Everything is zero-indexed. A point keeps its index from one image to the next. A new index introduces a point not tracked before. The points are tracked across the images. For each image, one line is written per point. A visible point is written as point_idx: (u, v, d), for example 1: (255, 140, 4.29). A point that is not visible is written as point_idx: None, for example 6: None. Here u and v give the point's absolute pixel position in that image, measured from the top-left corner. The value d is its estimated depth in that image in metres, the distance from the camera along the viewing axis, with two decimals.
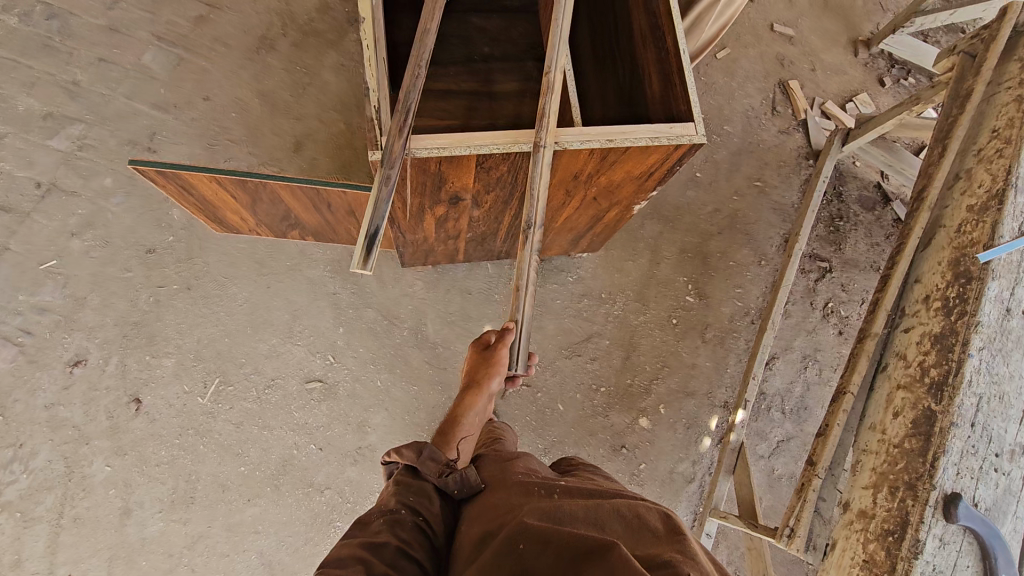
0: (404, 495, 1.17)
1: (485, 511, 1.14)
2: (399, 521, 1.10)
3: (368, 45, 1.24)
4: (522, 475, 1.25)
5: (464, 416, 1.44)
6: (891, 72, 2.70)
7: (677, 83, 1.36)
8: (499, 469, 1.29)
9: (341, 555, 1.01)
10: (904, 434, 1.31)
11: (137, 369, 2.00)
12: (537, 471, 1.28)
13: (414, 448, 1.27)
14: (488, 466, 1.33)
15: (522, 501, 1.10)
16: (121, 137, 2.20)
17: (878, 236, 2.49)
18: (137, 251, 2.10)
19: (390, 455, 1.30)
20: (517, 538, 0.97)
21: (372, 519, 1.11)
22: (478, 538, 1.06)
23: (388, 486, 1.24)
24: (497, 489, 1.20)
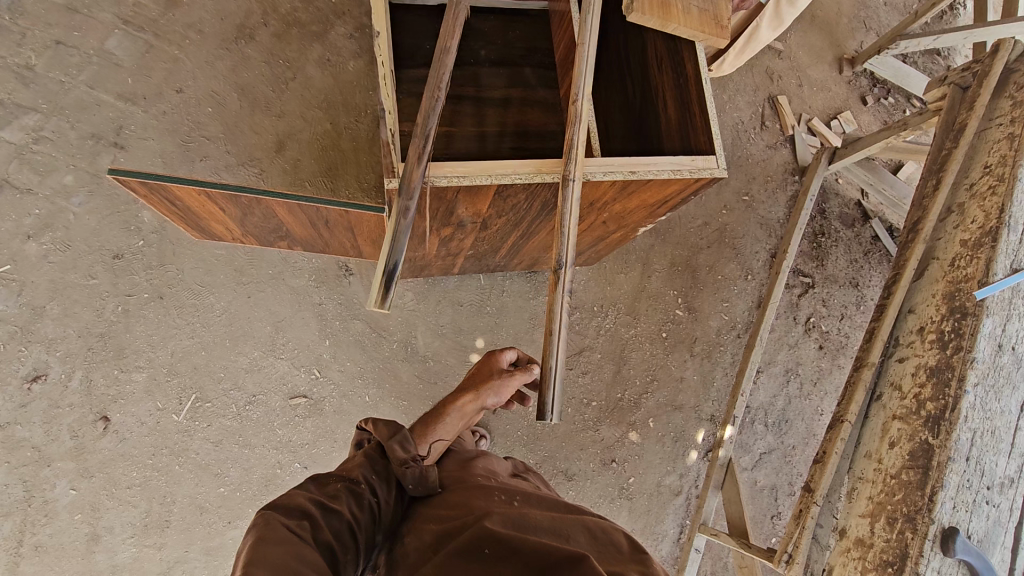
0: (368, 471, 1.09)
1: (441, 506, 1.04)
2: (352, 497, 1.03)
3: (384, 62, 1.30)
4: (481, 477, 1.16)
5: (452, 411, 1.32)
6: (873, 91, 2.76)
7: (696, 111, 1.43)
8: (459, 468, 1.21)
9: (289, 502, 0.97)
10: (900, 466, 1.35)
11: (104, 385, 1.91)
12: (497, 474, 1.21)
13: (390, 426, 1.17)
14: (447, 463, 1.25)
15: (483, 502, 1.02)
16: (83, 131, 2.02)
17: (857, 253, 2.55)
18: (102, 256, 1.95)
19: (366, 423, 1.23)
20: (481, 542, 0.89)
21: (330, 482, 1.05)
22: (431, 533, 0.97)
23: (355, 455, 1.17)
24: (455, 487, 1.11)
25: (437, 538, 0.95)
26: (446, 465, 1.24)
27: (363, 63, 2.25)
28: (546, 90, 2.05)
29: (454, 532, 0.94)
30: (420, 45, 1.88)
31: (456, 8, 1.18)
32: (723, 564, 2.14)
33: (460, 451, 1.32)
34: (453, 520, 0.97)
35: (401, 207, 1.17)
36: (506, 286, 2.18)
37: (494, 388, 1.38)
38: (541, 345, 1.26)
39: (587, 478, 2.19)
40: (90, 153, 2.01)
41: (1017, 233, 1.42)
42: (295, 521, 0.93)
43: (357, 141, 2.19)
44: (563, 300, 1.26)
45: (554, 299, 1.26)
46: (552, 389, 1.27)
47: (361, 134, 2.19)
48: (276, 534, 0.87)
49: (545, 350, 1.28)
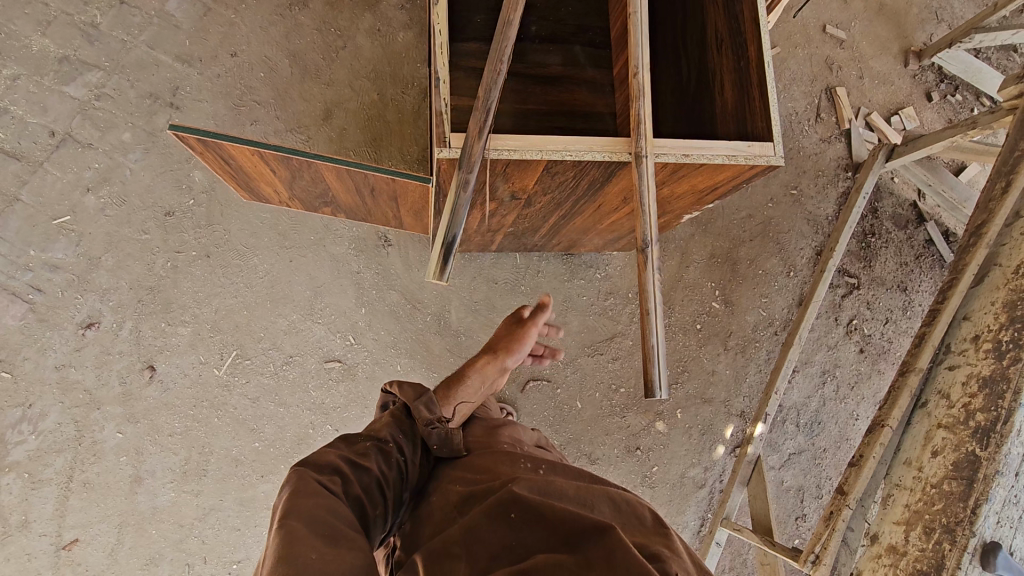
0: (396, 432, 1.11)
1: (468, 470, 1.05)
2: (380, 456, 1.04)
3: (440, 31, 1.29)
4: (508, 445, 1.14)
5: (473, 373, 1.37)
6: (939, 87, 2.62)
7: (756, 97, 1.38)
8: (485, 434, 1.21)
9: (320, 459, 0.98)
10: (942, 476, 1.31)
11: (151, 335, 1.99)
12: (523, 442, 1.20)
13: (416, 390, 1.20)
14: (473, 427, 1.26)
15: (509, 469, 1.02)
16: (142, 89, 2.08)
17: (907, 256, 2.45)
18: (155, 213, 2.02)
19: (389, 387, 1.26)
20: (507, 505, 0.88)
21: (358, 440, 1.06)
22: (457, 496, 0.98)
23: (380, 416, 1.19)
24: (481, 453, 1.10)
25: (464, 500, 0.96)
26: (474, 430, 1.24)
27: (412, 35, 2.24)
28: (596, 69, 2.01)
29: (481, 495, 0.94)
30: (470, 18, 1.85)
31: None
32: (743, 560, 2.13)
33: (487, 418, 1.31)
34: (480, 485, 0.98)
35: (462, 180, 1.21)
36: (541, 267, 2.18)
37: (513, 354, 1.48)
38: (636, 327, 1.17)
39: (611, 464, 2.19)
40: (147, 112, 2.08)
41: None
42: (327, 476, 0.94)
43: (403, 113, 2.19)
44: (653, 282, 1.18)
45: (644, 280, 1.19)
46: (658, 365, 1.16)
47: (407, 106, 2.20)
48: (310, 489, 0.89)
49: (641, 331, 1.18)
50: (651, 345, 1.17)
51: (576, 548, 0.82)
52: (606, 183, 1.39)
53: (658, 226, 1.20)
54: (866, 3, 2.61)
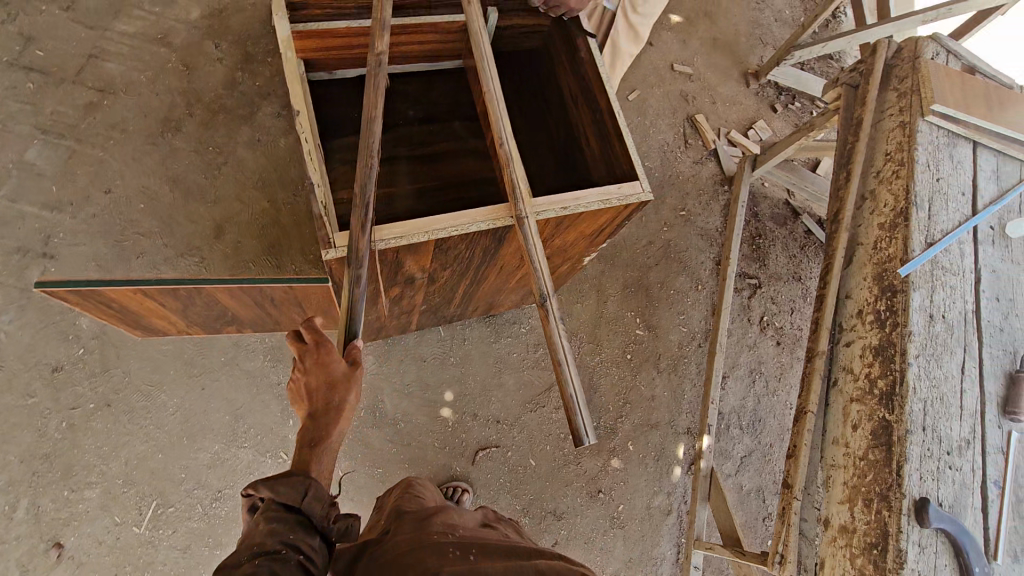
0: (284, 533, 0.98)
1: (391, 570, 0.94)
2: (278, 567, 0.92)
3: (307, 138, 1.34)
4: (438, 533, 1.05)
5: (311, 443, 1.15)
6: (780, 99, 2.97)
7: (615, 142, 1.51)
8: (415, 526, 1.07)
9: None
10: (866, 446, 1.39)
11: (54, 508, 1.78)
12: (456, 528, 1.09)
13: (295, 484, 1.06)
14: (402, 524, 1.09)
15: (437, 561, 0.93)
16: (9, 245, 1.97)
17: (794, 249, 2.68)
18: (40, 371, 1.86)
19: (252, 489, 1.06)
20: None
21: (247, 560, 0.92)
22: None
23: (251, 524, 1.01)
24: (408, 545, 1.00)
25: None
26: (402, 523, 1.10)
27: (294, 138, 2.27)
28: (476, 139, 2.11)
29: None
30: (345, 114, 1.91)
31: (377, 77, 1.25)
32: None
33: (419, 506, 1.18)
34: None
35: (353, 275, 1.21)
36: (466, 334, 2.19)
37: (337, 381, 1.16)
38: (552, 379, 1.19)
39: (577, 514, 2.15)
40: (18, 268, 1.95)
41: (923, 210, 1.55)
42: None
43: (297, 214, 2.19)
44: (558, 332, 1.22)
45: (549, 331, 1.22)
46: (580, 413, 1.18)
47: (301, 207, 2.20)
48: None
49: (558, 382, 1.20)
50: (569, 394, 1.19)
51: None
52: (499, 246, 1.44)
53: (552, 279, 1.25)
54: (700, 40, 2.96)
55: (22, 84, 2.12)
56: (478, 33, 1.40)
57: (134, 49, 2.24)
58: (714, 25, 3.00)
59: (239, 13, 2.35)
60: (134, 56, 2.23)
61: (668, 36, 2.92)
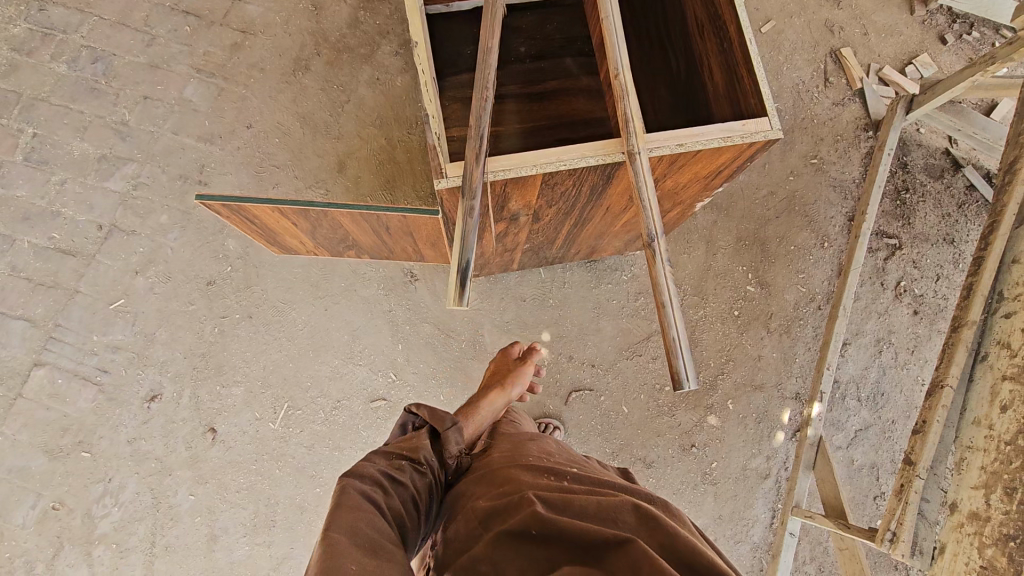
0: (428, 453, 1.10)
1: (488, 482, 1.03)
2: (413, 474, 1.05)
3: (424, 70, 1.35)
4: (533, 456, 1.11)
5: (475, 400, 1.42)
6: (953, 27, 2.51)
7: (744, 76, 1.38)
8: (512, 448, 1.15)
9: (359, 473, 1.00)
10: (1014, 431, 1.22)
11: (209, 399, 2.11)
12: (552, 455, 1.14)
13: (449, 415, 1.18)
14: (499, 445, 1.18)
15: (531, 479, 0.99)
16: (173, 173, 2.26)
17: (948, 207, 2.33)
18: (198, 283, 2.16)
19: (415, 407, 1.20)
20: (527, 525, 0.86)
21: (393, 456, 1.07)
22: (477, 512, 0.95)
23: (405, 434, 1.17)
24: (506, 463, 1.08)
25: (486, 515, 0.93)
26: (500, 444, 1.19)
27: (410, 77, 2.33)
28: (589, 76, 2.02)
29: (503, 511, 0.92)
30: (459, 50, 1.91)
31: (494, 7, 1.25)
32: (823, 548, 2.03)
33: (515, 432, 1.25)
34: (502, 497, 0.95)
35: (467, 206, 1.25)
36: (566, 278, 2.20)
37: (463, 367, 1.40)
38: (654, 321, 1.17)
39: (667, 465, 2.14)
40: (180, 193, 2.24)
41: None
42: (367, 490, 0.96)
43: (411, 152, 2.28)
44: (664, 273, 1.18)
45: (655, 274, 1.19)
46: (682, 356, 1.15)
47: (415, 145, 2.28)
48: (351, 504, 0.91)
49: (660, 325, 1.18)
50: (672, 336, 1.17)
51: (599, 559, 0.83)
52: (607, 184, 1.40)
53: (661, 219, 1.21)
54: None
55: (181, 26, 2.36)
56: None
57: None
58: None
59: None
60: None
61: None
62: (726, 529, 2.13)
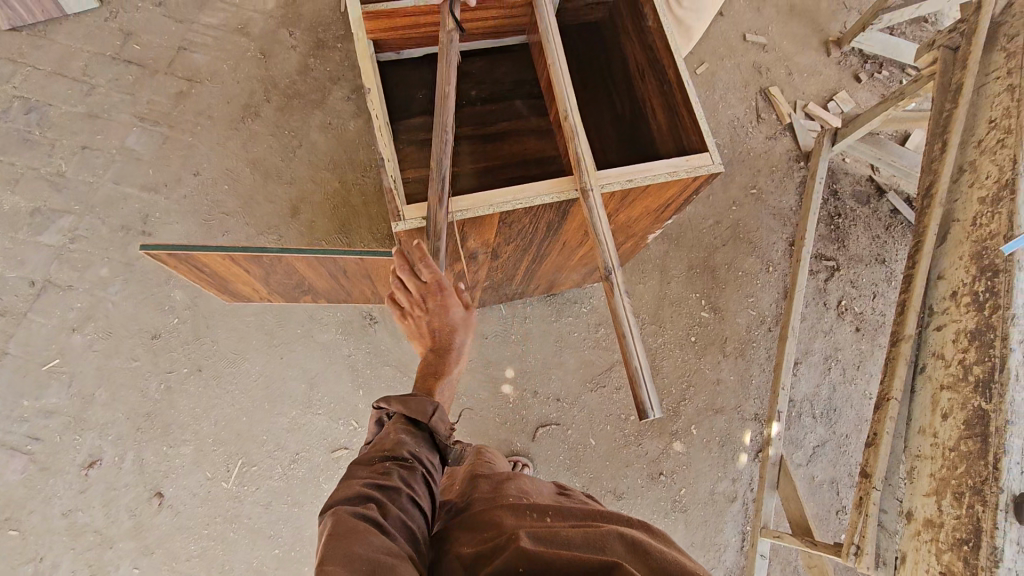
0: (412, 446, 1.07)
1: (471, 528, 0.99)
2: (406, 472, 1.01)
3: (378, 116, 1.37)
4: (513, 496, 1.08)
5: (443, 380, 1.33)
6: (865, 67, 2.76)
7: (685, 114, 1.46)
8: (491, 490, 1.12)
9: (347, 494, 0.94)
10: (957, 437, 1.29)
11: (154, 461, 1.97)
12: (532, 493, 1.12)
13: (423, 405, 1.13)
14: (479, 488, 1.15)
15: (513, 521, 0.97)
16: (114, 224, 2.16)
17: (877, 229, 2.50)
18: (142, 338, 2.05)
19: (383, 403, 1.14)
20: (515, 563, 0.84)
21: (378, 461, 1.02)
22: (462, 562, 0.91)
23: (385, 432, 1.11)
24: (487, 506, 1.05)
25: (471, 563, 0.90)
26: (480, 487, 1.16)
27: (363, 121, 2.35)
28: (539, 118, 2.09)
29: (487, 556, 0.89)
30: (411, 95, 1.95)
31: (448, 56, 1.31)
32: (794, 568, 2.05)
33: (493, 473, 1.23)
34: (486, 542, 0.92)
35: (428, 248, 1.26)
36: (527, 313, 2.21)
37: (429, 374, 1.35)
38: (617, 353, 1.18)
39: (637, 495, 2.13)
40: (121, 244, 2.14)
41: None
42: (360, 505, 0.91)
43: (366, 194, 2.27)
44: (623, 305, 1.21)
45: (614, 306, 1.21)
46: (645, 385, 1.16)
47: (369, 188, 2.28)
48: (345, 526, 0.86)
49: (622, 355, 1.19)
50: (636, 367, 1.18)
51: None
52: (562, 220, 1.44)
53: (617, 252, 1.24)
54: (777, 8, 2.79)
55: (122, 76, 2.31)
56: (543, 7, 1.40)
57: (218, 40, 2.38)
58: None
59: (312, 1, 2.46)
60: (218, 46, 2.37)
61: (741, 4, 2.78)
62: (700, 557, 2.12)
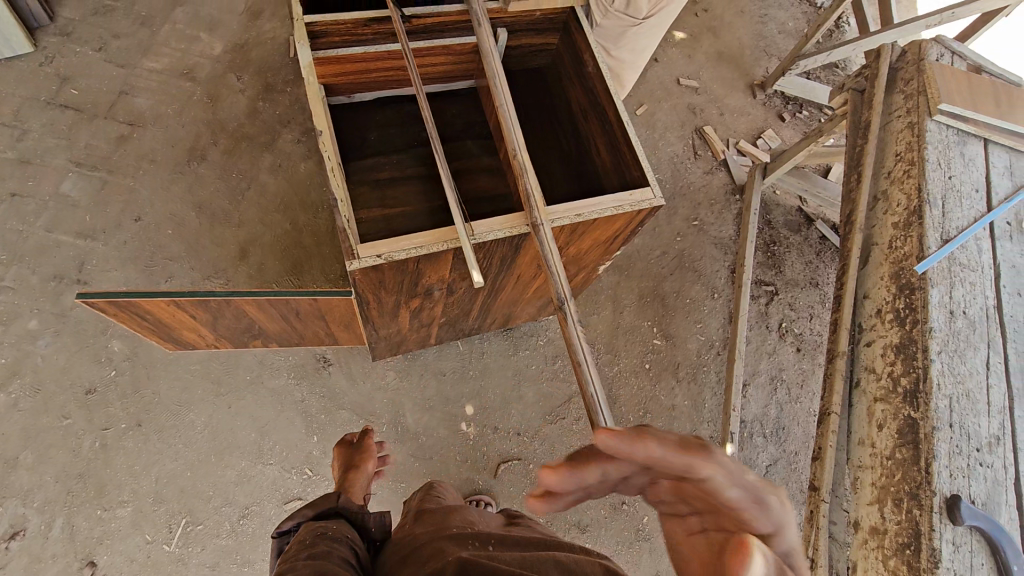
0: (330, 524, 1.09)
1: (413, 559, 0.98)
2: (335, 538, 1.03)
3: (330, 157, 1.39)
4: (458, 526, 1.07)
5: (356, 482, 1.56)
6: (787, 108, 3.01)
7: (626, 152, 1.54)
8: (436, 520, 1.11)
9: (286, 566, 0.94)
10: (892, 446, 1.38)
11: (87, 527, 1.82)
12: (476, 523, 1.11)
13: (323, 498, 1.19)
14: (423, 520, 1.14)
15: (455, 546, 0.96)
16: (45, 273, 2.05)
17: (809, 254, 2.68)
18: (75, 393, 1.93)
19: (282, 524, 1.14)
20: None
21: (304, 538, 1.02)
22: None
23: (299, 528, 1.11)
24: (430, 534, 1.04)
25: None
26: (424, 519, 1.15)
27: (314, 163, 2.35)
28: (489, 157, 2.15)
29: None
30: (364, 136, 1.99)
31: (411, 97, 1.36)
32: None
33: (438, 505, 1.22)
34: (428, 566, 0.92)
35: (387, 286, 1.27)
36: (484, 347, 2.22)
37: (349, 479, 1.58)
38: (572, 379, 1.21)
39: (601, 527, 2.11)
40: (53, 293, 2.03)
41: (937, 208, 1.56)
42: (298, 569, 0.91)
43: (317, 235, 2.26)
44: (577, 334, 1.24)
45: (569, 335, 1.25)
46: (602, 412, 1.17)
47: (321, 228, 2.26)
48: None
49: (578, 382, 1.22)
50: (590, 394, 1.20)
51: None
52: (516, 255, 1.48)
53: (569, 283, 1.28)
54: (706, 54, 3.02)
55: (58, 120, 2.24)
56: (489, 50, 1.46)
57: (163, 84, 2.36)
58: (718, 39, 3.07)
59: (261, 47, 2.48)
60: (162, 90, 2.35)
61: (674, 52, 2.99)
62: None
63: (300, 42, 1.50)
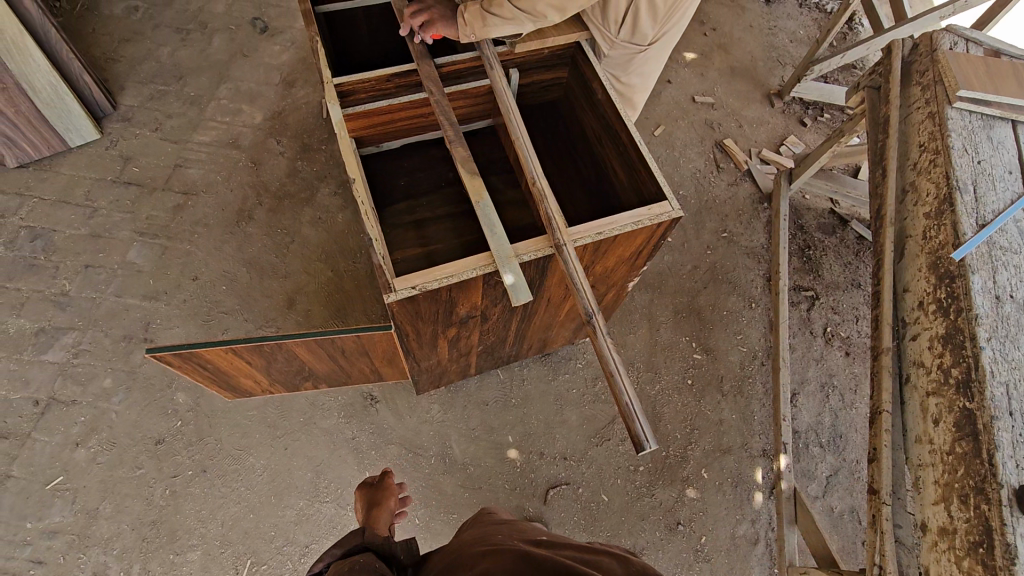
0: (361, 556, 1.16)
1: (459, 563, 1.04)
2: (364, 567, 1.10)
3: (364, 202, 1.49)
4: (502, 535, 1.12)
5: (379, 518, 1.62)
6: (807, 113, 3.01)
7: (642, 170, 1.59)
8: (483, 532, 1.17)
9: None
10: (951, 440, 1.32)
11: (161, 572, 1.92)
12: (521, 533, 1.16)
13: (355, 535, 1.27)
14: (472, 533, 1.19)
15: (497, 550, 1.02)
16: (117, 335, 2.24)
17: (847, 255, 2.63)
18: (146, 445, 2.06)
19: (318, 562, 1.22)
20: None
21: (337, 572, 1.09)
22: None
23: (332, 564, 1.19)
24: (474, 544, 1.10)
25: None
26: (473, 532, 1.20)
27: (350, 212, 2.50)
28: (514, 190, 2.24)
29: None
30: (395, 182, 2.11)
31: None
32: None
33: (487, 520, 1.27)
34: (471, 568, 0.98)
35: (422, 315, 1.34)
36: (524, 374, 2.26)
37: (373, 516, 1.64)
38: (608, 392, 1.23)
39: (658, 550, 2.06)
40: (124, 353, 2.21)
41: (969, 193, 1.54)
42: None
43: (358, 279, 2.38)
44: (607, 347, 1.27)
45: (599, 349, 1.28)
46: (639, 421, 1.20)
47: (361, 273, 2.39)
48: None
49: (613, 393, 1.24)
50: (625, 404, 1.23)
51: None
52: (543, 278, 1.53)
53: (595, 298, 1.32)
54: (718, 71, 3.07)
55: (123, 197, 2.47)
56: (502, 91, 1.56)
57: (211, 154, 2.58)
58: (729, 55, 3.13)
59: (297, 112, 2.70)
60: (212, 160, 2.57)
61: (685, 72, 3.06)
62: None
63: (330, 101, 1.64)
